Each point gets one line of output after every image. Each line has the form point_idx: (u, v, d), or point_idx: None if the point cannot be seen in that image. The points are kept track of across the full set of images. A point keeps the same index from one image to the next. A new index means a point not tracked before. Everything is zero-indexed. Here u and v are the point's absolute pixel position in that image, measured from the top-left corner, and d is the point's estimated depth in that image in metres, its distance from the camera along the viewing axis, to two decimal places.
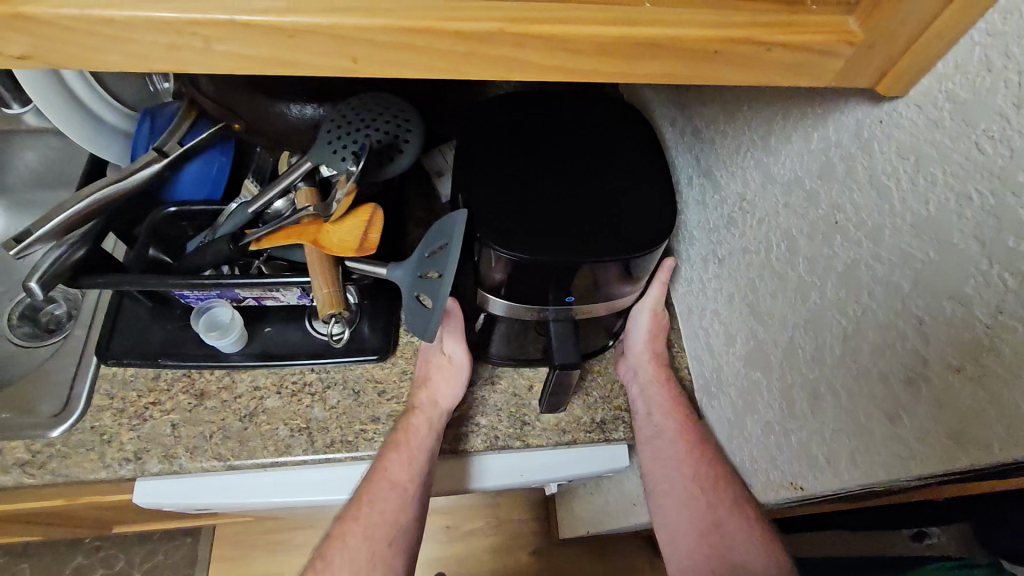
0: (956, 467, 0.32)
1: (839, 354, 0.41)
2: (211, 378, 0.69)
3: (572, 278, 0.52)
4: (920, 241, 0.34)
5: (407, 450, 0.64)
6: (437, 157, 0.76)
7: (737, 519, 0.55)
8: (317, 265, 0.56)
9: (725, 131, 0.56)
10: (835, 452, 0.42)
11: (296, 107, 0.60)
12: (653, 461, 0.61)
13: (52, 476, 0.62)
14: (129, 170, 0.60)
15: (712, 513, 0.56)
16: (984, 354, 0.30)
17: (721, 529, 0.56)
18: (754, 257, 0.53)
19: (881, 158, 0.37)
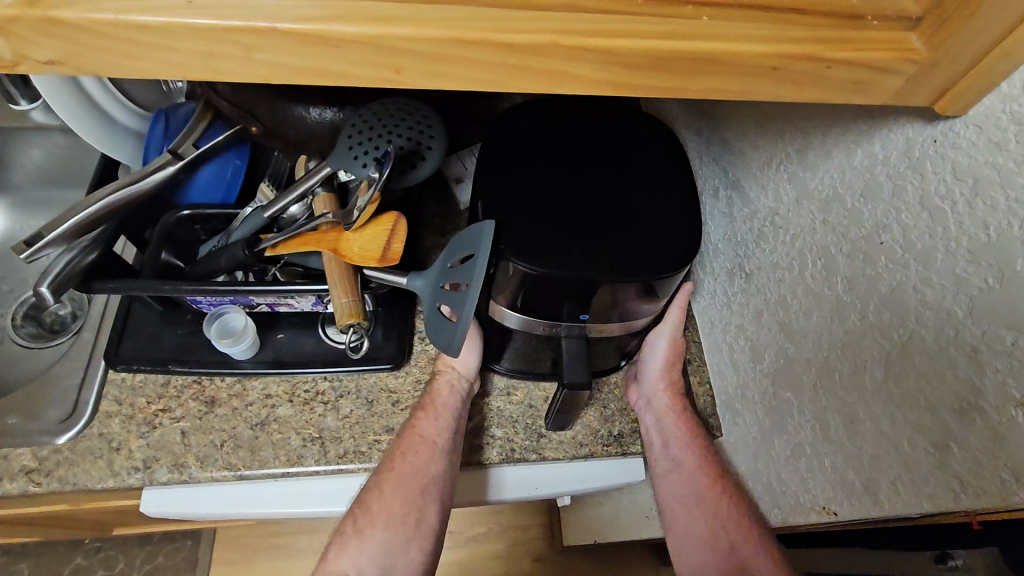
0: (1013, 502, 0.31)
1: (881, 379, 0.40)
2: (222, 385, 0.67)
3: (595, 294, 0.50)
4: (977, 266, 0.33)
5: (434, 409, 0.64)
6: (455, 163, 0.75)
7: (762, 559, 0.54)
8: (335, 273, 0.55)
9: (757, 145, 0.54)
10: (873, 479, 0.41)
11: (316, 111, 0.58)
12: (675, 497, 0.61)
13: (59, 483, 0.61)
14: (142, 173, 0.58)
15: (737, 554, 0.55)
16: None
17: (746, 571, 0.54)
18: (785, 273, 0.51)
19: (933, 178, 0.36)
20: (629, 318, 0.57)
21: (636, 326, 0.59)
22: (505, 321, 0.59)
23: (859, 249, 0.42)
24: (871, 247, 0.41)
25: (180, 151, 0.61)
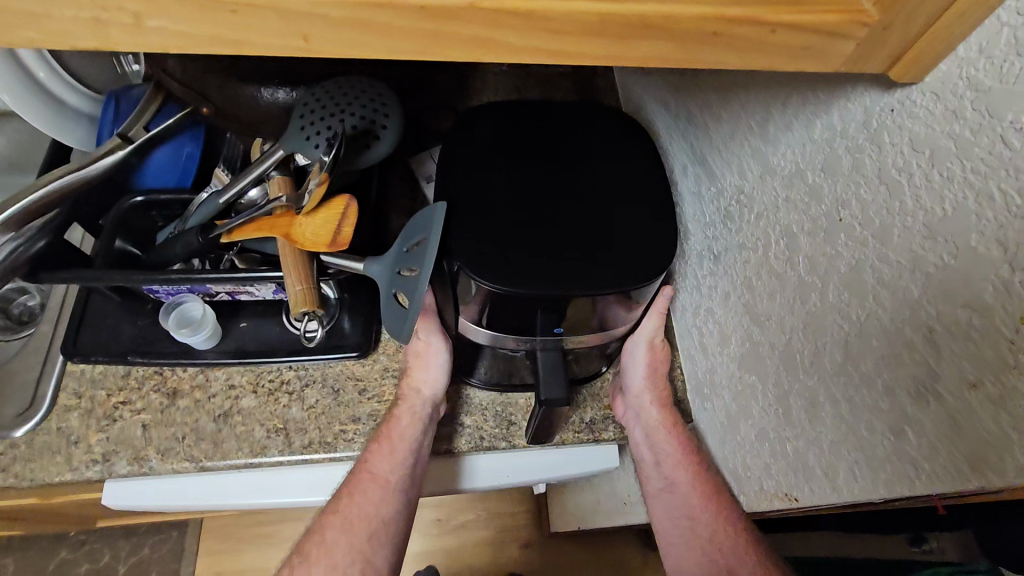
0: (968, 488, 0.30)
1: (840, 362, 0.39)
2: (183, 376, 0.65)
3: (565, 306, 0.48)
4: (934, 243, 0.31)
5: (390, 441, 0.61)
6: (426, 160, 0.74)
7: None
8: (289, 260, 0.53)
9: (725, 120, 0.53)
10: (832, 464, 0.40)
11: (267, 91, 0.56)
12: (674, 521, 0.56)
13: (16, 479, 0.59)
14: (90, 157, 0.56)
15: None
16: (1005, 370, 0.27)
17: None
18: (751, 255, 0.50)
19: (891, 150, 0.34)
20: (608, 326, 0.56)
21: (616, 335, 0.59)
22: (469, 336, 0.56)
23: (820, 227, 0.41)
24: (831, 224, 0.39)
25: (130, 134, 0.59)
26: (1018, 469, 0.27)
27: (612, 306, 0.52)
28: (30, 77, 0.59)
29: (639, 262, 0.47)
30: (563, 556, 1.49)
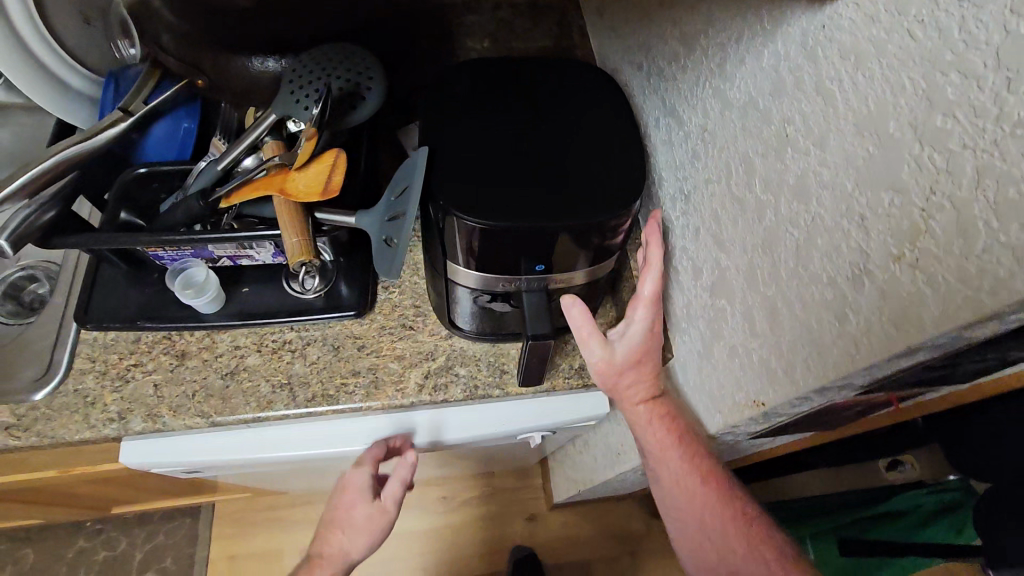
0: (897, 352, 0.34)
1: (793, 266, 0.42)
2: (191, 339, 0.69)
3: (544, 244, 0.51)
4: (863, 138, 0.35)
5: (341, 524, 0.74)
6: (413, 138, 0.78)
7: (754, 563, 0.58)
8: (285, 214, 0.57)
9: (687, 66, 0.56)
10: (791, 362, 0.43)
11: (258, 60, 0.60)
12: (665, 502, 0.61)
13: (38, 437, 0.63)
14: (92, 130, 0.60)
15: (727, 562, 0.59)
16: (920, 237, 0.31)
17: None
18: (715, 187, 0.53)
19: (825, 62, 0.37)
20: (596, 262, 0.57)
21: (604, 273, 0.60)
22: (461, 280, 0.58)
23: (770, 148, 0.44)
24: (779, 142, 0.43)
25: (130, 108, 0.62)
26: (936, 322, 0.31)
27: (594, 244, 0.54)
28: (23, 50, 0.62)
29: (610, 197, 0.51)
30: (567, 526, 1.53)
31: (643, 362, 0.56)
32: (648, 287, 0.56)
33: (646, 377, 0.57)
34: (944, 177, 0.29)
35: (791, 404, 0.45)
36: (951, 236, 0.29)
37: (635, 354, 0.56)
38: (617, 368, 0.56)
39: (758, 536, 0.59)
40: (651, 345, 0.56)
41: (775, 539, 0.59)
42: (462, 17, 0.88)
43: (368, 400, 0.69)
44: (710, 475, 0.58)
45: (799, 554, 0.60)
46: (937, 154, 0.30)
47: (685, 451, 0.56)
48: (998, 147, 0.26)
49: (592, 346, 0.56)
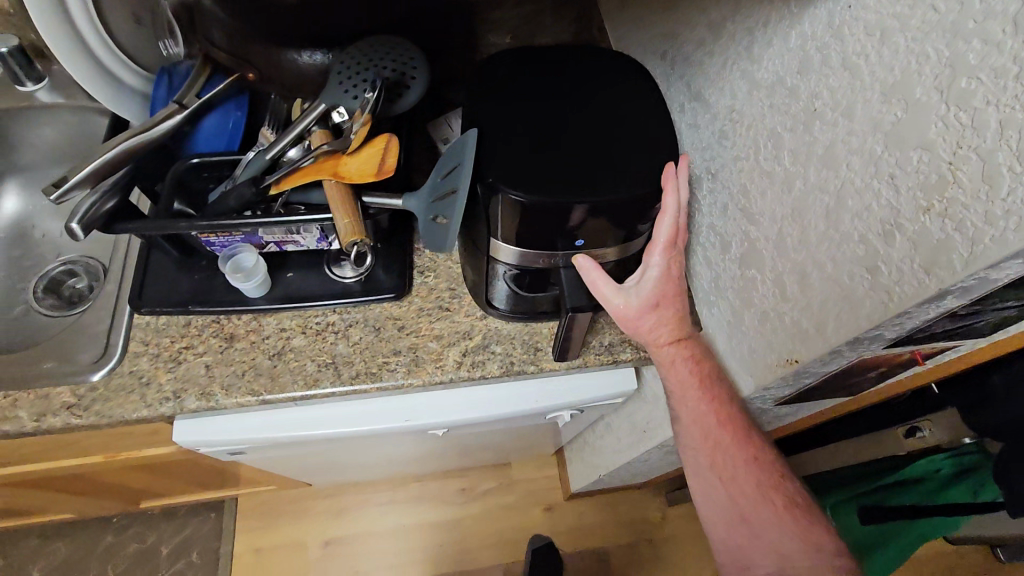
0: (927, 296, 0.37)
1: (823, 229, 0.45)
2: (239, 322, 0.72)
3: (584, 218, 0.55)
4: (889, 105, 0.38)
5: None
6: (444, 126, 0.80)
7: (761, 506, 0.61)
8: (337, 198, 0.60)
9: (713, 52, 0.60)
10: (822, 318, 0.47)
11: (306, 54, 0.64)
12: (681, 441, 0.63)
13: (97, 416, 0.66)
14: (151, 122, 0.64)
15: (735, 502, 0.62)
16: (947, 188, 0.34)
17: (747, 517, 0.61)
18: (743, 163, 0.56)
19: (852, 39, 0.41)
20: (632, 237, 0.60)
21: (635, 251, 0.63)
22: (500, 257, 0.62)
23: (798, 121, 0.48)
24: (807, 116, 0.46)
25: (185, 101, 0.66)
26: (963, 263, 0.34)
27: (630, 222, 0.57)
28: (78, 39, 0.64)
29: (644, 174, 0.55)
30: (586, 516, 1.55)
31: (661, 304, 0.58)
32: (664, 232, 0.57)
33: (666, 320, 0.58)
34: (968, 132, 0.33)
35: (822, 359, 0.48)
36: (977, 184, 0.33)
37: (652, 298, 0.57)
38: (636, 311, 0.57)
39: (767, 480, 0.61)
40: (669, 288, 0.58)
41: (784, 483, 0.62)
42: (486, 15, 0.92)
43: (409, 378, 0.72)
44: (729, 420, 0.59)
45: (805, 498, 0.62)
46: (961, 113, 0.33)
47: (706, 393, 0.58)
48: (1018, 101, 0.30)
49: (607, 291, 0.57)
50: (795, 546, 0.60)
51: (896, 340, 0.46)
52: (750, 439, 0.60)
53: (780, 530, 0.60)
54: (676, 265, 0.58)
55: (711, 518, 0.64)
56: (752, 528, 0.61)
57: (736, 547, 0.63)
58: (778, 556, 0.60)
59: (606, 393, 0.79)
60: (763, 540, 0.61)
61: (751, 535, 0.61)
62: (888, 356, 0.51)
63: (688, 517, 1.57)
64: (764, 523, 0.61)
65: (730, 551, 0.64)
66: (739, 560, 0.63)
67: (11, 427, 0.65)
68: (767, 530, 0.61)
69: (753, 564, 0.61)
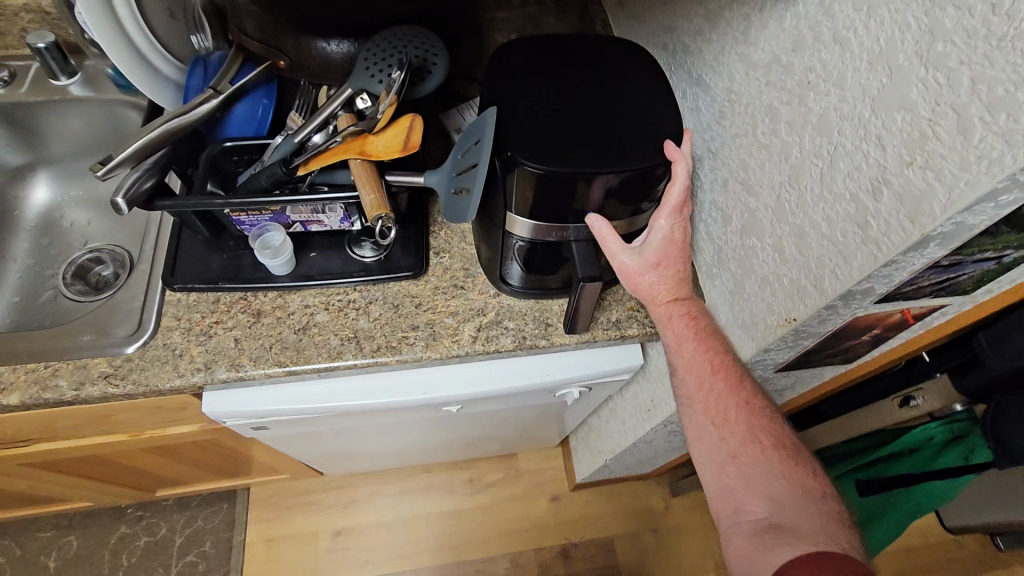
0: (913, 243, 0.41)
1: (817, 191, 0.49)
2: (265, 299, 0.76)
3: (596, 189, 0.59)
4: (876, 72, 0.42)
5: None
6: (457, 116, 0.84)
7: (752, 448, 0.61)
8: (362, 173, 0.64)
9: (713, 39, 0.64)
10: (818, 275, 0.50)
11: (333, 44, 0.68)
12: (678, 392, 0.66)
13: (133, 385, 0.70)
14: (189, 106, 0.68)
15: (727, 445, 0.62)
16: (928, 143, 0.38)
17: (738, 460, 0.61)
18: (743, 139, 0.61)
19: (840, 16, 0.45)
20: (639, 209, 0.64)
21: (641, 225, 0.68)
22: (516, 231, 0.65)
23: (793, 95, 0.52)
24: (802, 89, 0.51)
25: (219, 87, 0.70)
26: (943, 208, 0.38)
27: (637, 196, 0.62)
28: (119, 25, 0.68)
29: (652, 148, 0.59)
30: (590, 506, 1.58)
31: (662, 264, 0.64)
32: (673, 199, 0.61)
33: (665, 278, 0.64)
34: (946, 90, 0.37)
35: (819, 315, 0.52)
36: (954, 135, 0.37)
37: (654, 257, 0.63)
38: (638, 267, 0.64)
39: (759, 425, 0.62)
40: (670, 250, 0.64)
41: (777, 431, 0.63)
42: (493, 15, 0.97)
43: (427, 351, 0.75)
44: (723, 367, 0.63)
45: (797, 449, 0.63)
46: (938, 74, 0.37)
47: (701, 343, 0.64)
48: (986, 58, 0.34)
49: (615, 249, 0.63)
50: (783, 488, 0.59)
51: (886, 295, 0.49)
52: (743, 387, 0.63)
53: (769, 471, 0.60)
54: (680, 232, 0.64)
55: (705, 467, 0.64)
56: (743, 471, 0.61)
57: (727, 494, 0.61)
58: (768, 497, 0.59)
59: (615, 367, 0.82)
60: (754, 481, 0.60)
61: (742, 478, 0.60)
62: (881, 314, 0.55)
63: (692, 508, 1.60)
64: (754, 465, 0.61)
65: (722, 499, 0.62)
66: (730, 507, 0.60)
67: (51, 395, 0.68)
68: (757, 471, 0.60)
69: (743, 508, 0.59)
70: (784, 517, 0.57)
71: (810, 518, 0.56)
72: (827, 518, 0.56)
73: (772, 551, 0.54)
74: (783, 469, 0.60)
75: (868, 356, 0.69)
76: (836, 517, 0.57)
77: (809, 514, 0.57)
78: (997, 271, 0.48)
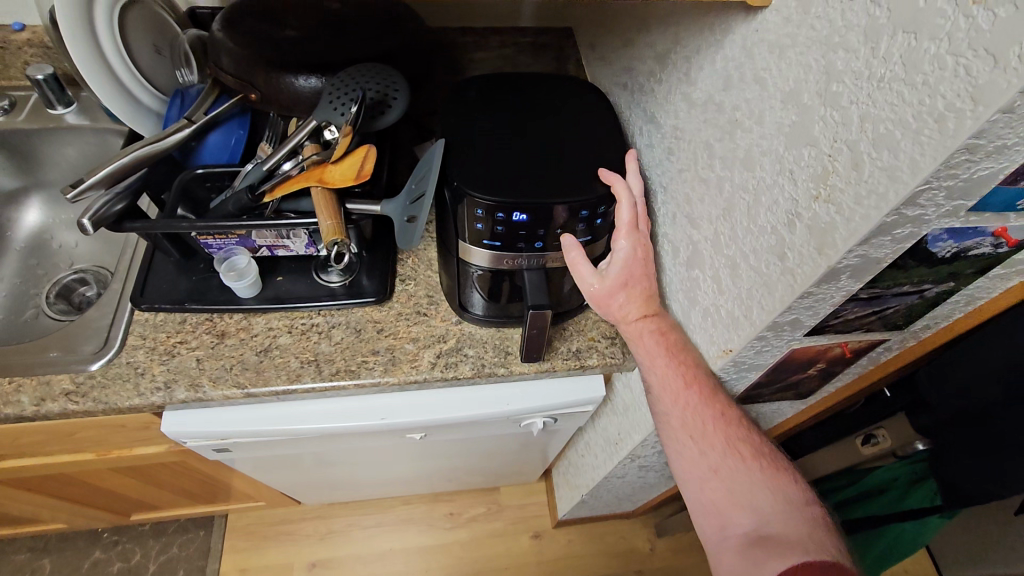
0: (823, 275, 0.42)
1: (745, 224, 0.51)
2: (230, 321, 0.78)
3: (542, 219, 0.60)
4: (787, 110, 0.44)
5: None
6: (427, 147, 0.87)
7: (732, 460, 0.59)
8: (321, 203, 0.67)
9: (662, 78, 0.66)
10: (749, 306, 0.51)
11: (301, 78, 0.70)
12: (653, 409, 0.63)
13: (93, 402, 0.71)
14: (163, 134, 0.71)
15: (708, 459, 0.60)
16: (829, 178, 0.40)
17: (721, 473, 0.60)
18: (688, 174, 0.62)
19: (759, 58, 0.47)
20: (594, 240, 0.64)
21: (600, 256, 0.67)
22: (472, 260, 0.66)
23: (724, 132, 0.54)
24: (731, 126, 0.52)
25: (194, 118, 0.74)
26: (845, 240, 0.39)
27: (583, 227, 0.62)
28: (105, 58, 0.73)
29: (593, 181, 0.61)
30: (573, 545, 1.54)
31: (630, 283, 0.60)
32: (625, 216, 0.60)
33: (633, 297, 0.61)
34: (841, 128, 0.38)
35: (753, 346, 0.53)
36: (849, 170, 0.38)
37: (620, 278, 0.60)
38: (606, 289, 0.60)
39: (738, 434, 0.60)
40: (636, 268, 0.60)
41: (753, 438, 0.61)
42: (471, 54, 1.00)
43: (386, 376, 0.75)
44: (696, 380, 0.59)
45: (772, 451, 0.62)
46: (834, 112, 0.39)
47: (673, 360, 0.59)
48: (870, 98, 0.36)
49: (583, 271, 0.60)
50: (766, 497, 0.58)
51: (816, 326, 0.50)
52: (718, 398, 0.59)
53: (751, 482, 0.59)
54: (642, 247, 0.61)
55: (687, 482, 0.62)
56: (726, 484, 0.59)
57: (712, 508, 0.60)
58: (753, 509, 0.58)
59: (579, 398, 0.82)
60: (738, 494, 0.59)
61: (726, 492, 0.59)
62: (818, 346, 0.55)
63: (677, 550, 1.55)
64: (736, 477, 0.59)
65: (707, 513, 0.61)
66: (716, 523, 0.60)
67: (12, 410, 0.70)
68: (739, 482, 0.59)
69: (729, 522, 0.59)
70: (771, 529, 0.56)
71: (798, 528, 0.56)
72: (812, 524, 0.57)
73: (764, 565, 0.54)
74: (765, 476, 0.59)
75: (823, 392, 0.70)
76: (820, 522, 0.57)
77: (796, 523, 0.57)
78: (925, 305, 0.49)
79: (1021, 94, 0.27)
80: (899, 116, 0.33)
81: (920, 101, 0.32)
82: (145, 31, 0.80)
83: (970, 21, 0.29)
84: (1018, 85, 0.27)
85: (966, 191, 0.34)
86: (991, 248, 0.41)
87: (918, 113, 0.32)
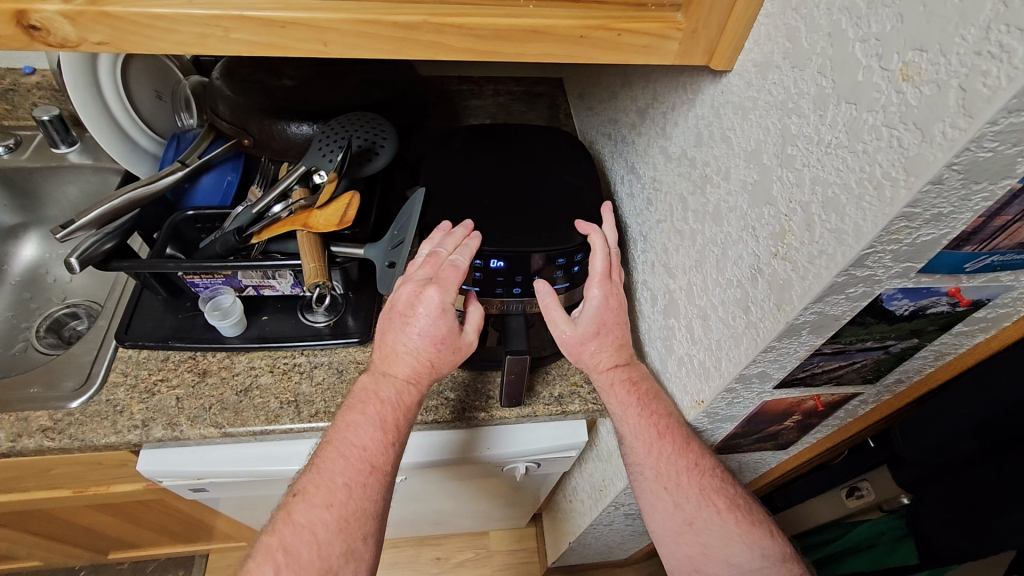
0: (784, 330, 0.42)
1: (715, 277, 0.51)
2: (213, 359, 0.78)
3: (519, 266, 0.61)
4: (750, 168, 0.45)
5: None
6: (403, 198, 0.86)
7: (708, 512, 0.59)
8: (307, 245, 0.69)
9: (641, 131, 0.68)
10: (719, 357, 0.51)
11: (293, 126, 0.73)
12: (627, 460, 0.62)
13: (69, 439, 0.70)
14: (155, 176, 0.72)
15: (683, 511, 0.60)
16: (787, 236, 0.40)
17: (696, 525, 0.59)
18: (665, 224, 0.63)
19: (726, 117, 0.49)
20: (574, 288, 0.65)
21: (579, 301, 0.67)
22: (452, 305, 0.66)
23: (696, 186, 0.55)
24: (703, 180, 0.53)
25: (188, 162, 0.76)
26: (802, 297, 0.39)
27: (560, 275, 0.63)
28: (105, 103, 0.76)
29: (570, 231, 0.63)
30: None
31: (602, 332, 0.61)
32: (599, 264, 0.62)
33: (606, 346, 0.61)
34: (796, 189, 0.39)
35: (724, 397, 0.53)
36: (802, 230, 0.39)
37: (593, 325, 0.60)
38: (579, 337, 0.61)
39: (712, 485, 0.60)
40: (609, 316, 0.61)
41: (728, 488, 0.61)
42: (466, 101, 1.03)
43: None
44: (669, 430, 0.59)
45: (747, 501, 0.62)
46: (789, 173, 0.40)
47: (645, 410, 0.59)
48: (820, 162, 0.37)
49: (556, 317, 0.61)
50: (741, 552, 0.59)
51: (784, 377, 0.50)
52: (691, 447, 0.59)
53: (727, 536, 0.59)
54: (616, 297, 0.62)
55: (662, 536, 0.61)
56: (702, 537, 0.59)
57: (688, 561, 0.60)
58: (728, 563, 0.59)
59: (561, 444, 0.82)
60: (714, 547, 0.59)
61: (701, 546, 0.59)
62: (790, 398, 0.55)
63: None
64: (711, 530, 0.59)
65: (684, 567, 0.61)
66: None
67: None
68: (714, 536, 0.59)
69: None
70: None
71: None
72: None
73: None
74: (741, 529, 0.59)
75: (804, 444, 0.70)
76: None
77: None
78: (892, 360, 0.50)
79: (947, 167, 0.28)
80: (844, 181, 0.35)
81: (862, 168, 0.33)
82: (148, 79, 0.83)
83: (901, 96, 0.30)
84: (944, 159, 0.28)
85: (913, 254, 0.35)
86: (948, 307, 0.42)
87: (860, 179, 0.33)
